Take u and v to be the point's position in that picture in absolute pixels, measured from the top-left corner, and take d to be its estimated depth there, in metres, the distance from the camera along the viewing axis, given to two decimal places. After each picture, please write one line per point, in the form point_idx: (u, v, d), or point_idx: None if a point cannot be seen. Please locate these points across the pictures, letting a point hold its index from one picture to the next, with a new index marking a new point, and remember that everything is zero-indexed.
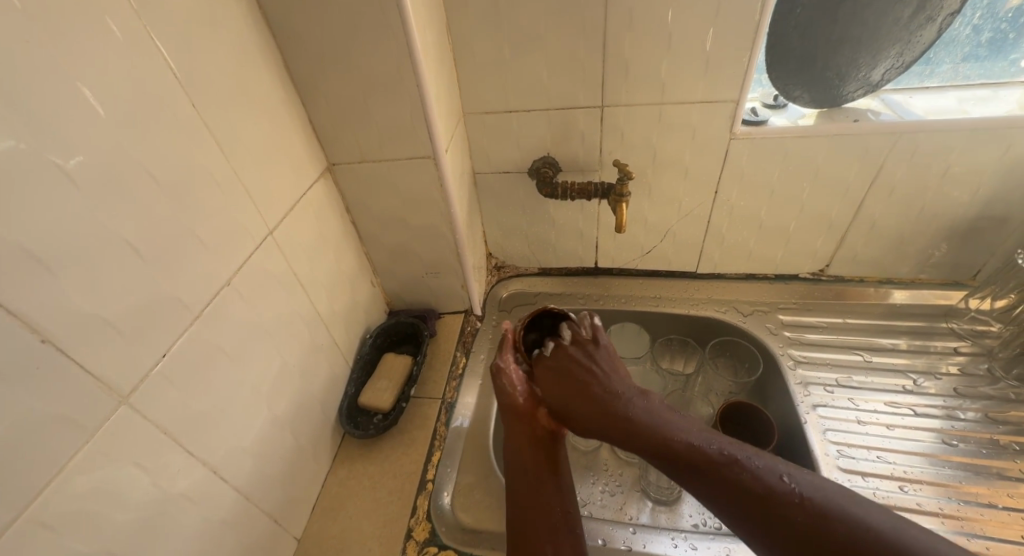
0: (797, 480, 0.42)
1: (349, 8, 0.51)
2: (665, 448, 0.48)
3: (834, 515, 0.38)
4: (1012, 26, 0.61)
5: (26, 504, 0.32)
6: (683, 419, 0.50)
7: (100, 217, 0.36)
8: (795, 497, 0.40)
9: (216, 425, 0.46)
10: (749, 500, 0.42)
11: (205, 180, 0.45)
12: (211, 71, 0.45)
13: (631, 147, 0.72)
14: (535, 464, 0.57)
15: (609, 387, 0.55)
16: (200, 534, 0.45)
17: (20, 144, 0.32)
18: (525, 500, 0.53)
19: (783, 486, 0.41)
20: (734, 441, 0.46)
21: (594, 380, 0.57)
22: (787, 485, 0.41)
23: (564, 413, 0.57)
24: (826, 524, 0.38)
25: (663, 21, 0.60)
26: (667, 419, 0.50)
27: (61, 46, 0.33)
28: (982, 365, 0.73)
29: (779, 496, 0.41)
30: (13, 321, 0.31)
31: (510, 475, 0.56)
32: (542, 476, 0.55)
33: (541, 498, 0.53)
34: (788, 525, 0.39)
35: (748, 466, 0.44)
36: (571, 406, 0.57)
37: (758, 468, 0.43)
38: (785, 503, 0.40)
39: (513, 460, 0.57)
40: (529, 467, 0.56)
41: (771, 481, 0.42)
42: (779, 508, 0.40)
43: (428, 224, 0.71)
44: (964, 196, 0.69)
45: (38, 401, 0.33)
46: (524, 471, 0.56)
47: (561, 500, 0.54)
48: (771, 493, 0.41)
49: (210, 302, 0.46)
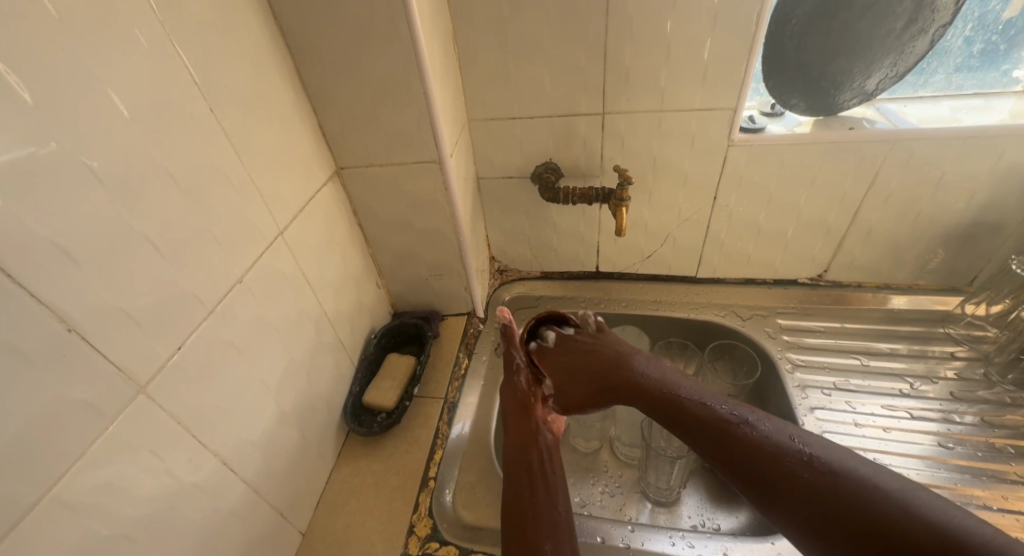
0: (806, 441, 0.46)
1: (360, 18, 0.53)
2: (677, 411, 0.53)
3: (840, 472, 0.42)
4: (1002, 37, 0.63)
5: (51, 486, 0.34)
6: (694, 387, 0.55)
7: (125, 215, 0.38)
8: (804, 457, 0.44)
9: (226, 418, 0.48)
10: (756, 459, 0.46)
11: (222, 182, 0.47)
12: (228, 78, 0.48)
13: (632, 153, 0.74)
14: (536, 462, 0.58)
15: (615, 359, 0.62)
16: (210, 524, 0.47)
17: (51, 146, 0.33)
18: (521, 496, 0.54)
19: (793, 445, 0.46)
20: (745, 407, 0.51)
21: (602, 359, 0.62)
22: (795, 445, 0.46)
23: (574, 390, 0.63)
24: (833, 480, 0.42)
25: (663, 31, 0.62)
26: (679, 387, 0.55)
27: (94, 55, 0.36)
28: (978, 370, 0.74)
29: (789, 455, 0.45)
30: (43, 311, 0.33)
31: (509, 471, 0.58)
32: (541, 472, 0.57)
33: (539, 493, 0.55)
34: (800, 483, 0.43)
35: (758, 430, 0.48)
36: (585, 379, 0.63)
37: (765, 430, 0.48)
38: (793, 461, 0.45)
39: (512, 458, 0.59)
40: (532, 466, 0.58)
41: (780, 440, 0.46)
42: (788, 467, 0.44)
43: (433, 227, 0.73)
44: (959, 203, 0.70)
45: (62, 388, 0.34)
46: (527, 467, 0.58)
47: (558, 497, 0.55)
48: (782, 452, 0.45)
49: (223, 299, 0.47)
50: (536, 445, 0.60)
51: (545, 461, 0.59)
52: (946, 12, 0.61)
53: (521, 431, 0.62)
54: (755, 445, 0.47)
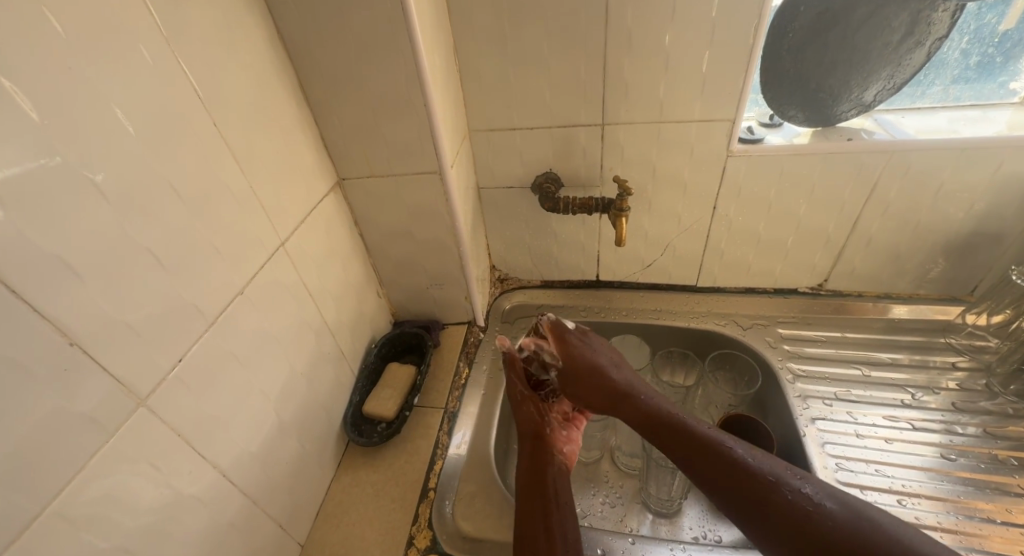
0: (802, 478, 0.46)
1: (362, 33, 0.54)
2: (674, 432, 0.52)
3: (827, 505, 0.43)
4: (999, 49, 0.64)
5: (49, 500, 0.34)
6: (685, 413, 0.54)
7: (127, 229, 0.38)
8: (800, 491, 0.45)
9: (225, 430, 0.48)
10: (750, 488, 0.46)
11: (224, 194, 0.48)
12: (231, 91, 0.48)
13: (632, 163, 0.74)
14: (548, 488, 0.55)
15: (623, 378, 0.59)
16: (210, 537, 0.46)
17: (56, 159, 0.34)
18: (533, 522, 0.52)
19: (788, 477, 0.46)
20: (729, 436, 0.51)
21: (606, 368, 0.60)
22: (790, 480, 0.46)
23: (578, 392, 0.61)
24: (824, 515, 0.43)
25: (661, 43, 0.63)
26: (677, 412, 0.54)
27: (99, 72, 0.36)
28: (980, 381, 0.74)
29: (782, 487, 0.45)
30: (44, 324, 0.33)
31: (522, 494, 0.55)
32: (552, 495, 0.54)
33: (553, 523, 0.51)
34: (789, 515, 0.44)
35: (753, 458, 0.48)
36: (595, 388, 0.60)
37: (759, 464, 0.48)
38: (786, 494, 0.45)
39: (526, 482, 0.57)
40: (546, 490, 0.55)
41: (779, 473, 0.47)
42: (782, 500, 0.45)
43: (433, 237, 0.73)
44: (958, 213, 0.71)
45: (64, 402, 0.34)
46: (541, 491, 0.55)
47: (569, 521, 0.52)
48: (780, 484, 0.46)
49: (224, 311, 0.48)
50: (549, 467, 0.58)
51: (559, 487, 0.56)
52: (942, 25, 0.61)
53: (532, 458, 0.59)
54: (750, 472, 0.47)
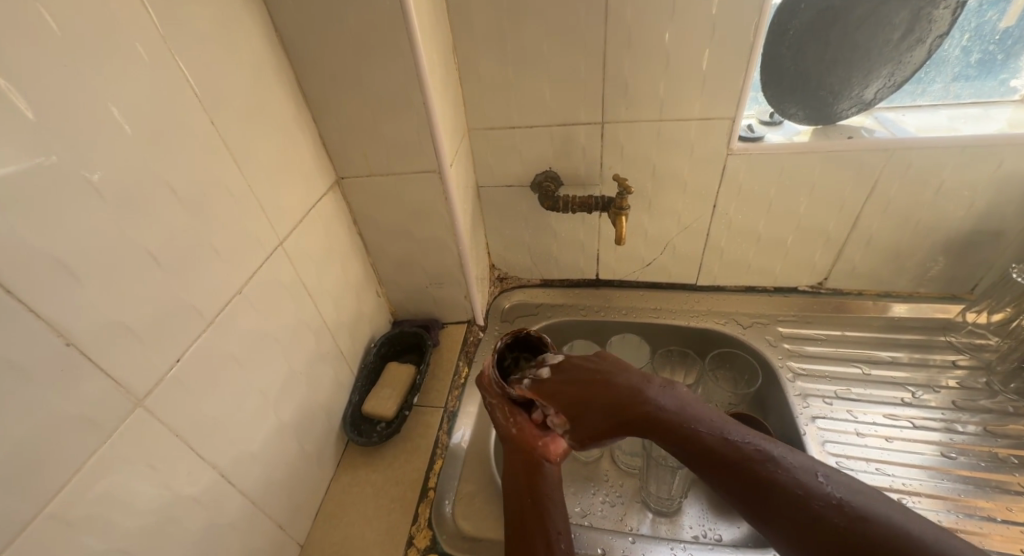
0: (827, 477, 0.40)
1: (360, 31, 0.54)
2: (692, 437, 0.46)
3: (870, 516, 0.37)
4: (1000, 47, 0.64)
5: (46, 502, 0.34)
6: (708, 411, 0.48)
7: (124, 229, 0.38)
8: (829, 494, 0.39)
9: (224, 430, 0.48)
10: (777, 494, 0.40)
11: (222, 194, 0.47)
12: (229, 90, 0.48)
13: (632, 162, 0.74)
14: (529, 491, 0.54)
15: (627, 381, 0.52)
16: (209, 537, 0.46)
17: (52, 158, 0.34)
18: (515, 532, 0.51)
19: (818, 483, 0.40)
20: (755, 434, 0.45)
21: (609, 381, 0.53)
22: (820, 483, 0.40)
23: (581, 414, 0.53)
24: (861, 526, 0.36)
25: (661, 42, 0.62)
26: (696, 412, 0.48)
27: (96, 71, 0.36)
28: (980, 379, 0.74)
29: (811, 492, 0.39)
30: (39, 323, 0.33)
31: (507, 498, 0.55)
32: (532, 501, 0.53)
33: (535, 530, 0.51)
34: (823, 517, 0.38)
35: (782, 459, 0.42)
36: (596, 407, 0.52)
37: (788, 463, 0.42)
38: (817, 500, 0.39)
39: (508, 485, 0.55)
40: (522, 493, 0.54)
41: (804, 478, 0.40)
42: (816, 504, 0.38)
43: (432, 236, 0.73)
44: (959, 210, 0.70)
45: (61, 403, 0.34)
46: (519, 496, 0.54)
47: (551, 522, 0.51)
48: (806, 489, 0.39)
49: (222, 311, 0.47)
50: (529, 470, 0.55)
51: (539, 490, 0.53)
52: (943, 22, 0.61)
53: (512, 460, 0.56)
54: (777, 475, 0.41)
